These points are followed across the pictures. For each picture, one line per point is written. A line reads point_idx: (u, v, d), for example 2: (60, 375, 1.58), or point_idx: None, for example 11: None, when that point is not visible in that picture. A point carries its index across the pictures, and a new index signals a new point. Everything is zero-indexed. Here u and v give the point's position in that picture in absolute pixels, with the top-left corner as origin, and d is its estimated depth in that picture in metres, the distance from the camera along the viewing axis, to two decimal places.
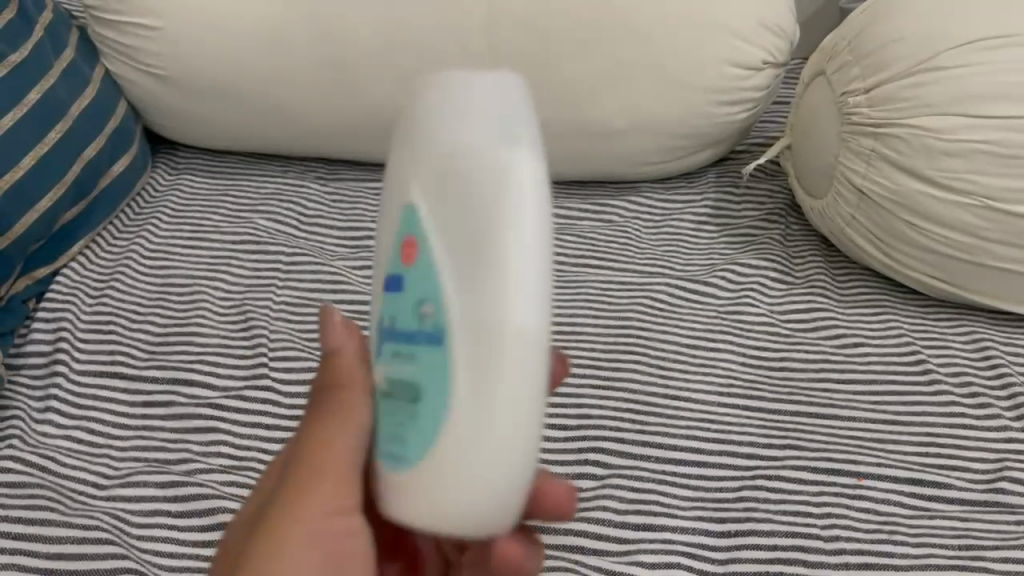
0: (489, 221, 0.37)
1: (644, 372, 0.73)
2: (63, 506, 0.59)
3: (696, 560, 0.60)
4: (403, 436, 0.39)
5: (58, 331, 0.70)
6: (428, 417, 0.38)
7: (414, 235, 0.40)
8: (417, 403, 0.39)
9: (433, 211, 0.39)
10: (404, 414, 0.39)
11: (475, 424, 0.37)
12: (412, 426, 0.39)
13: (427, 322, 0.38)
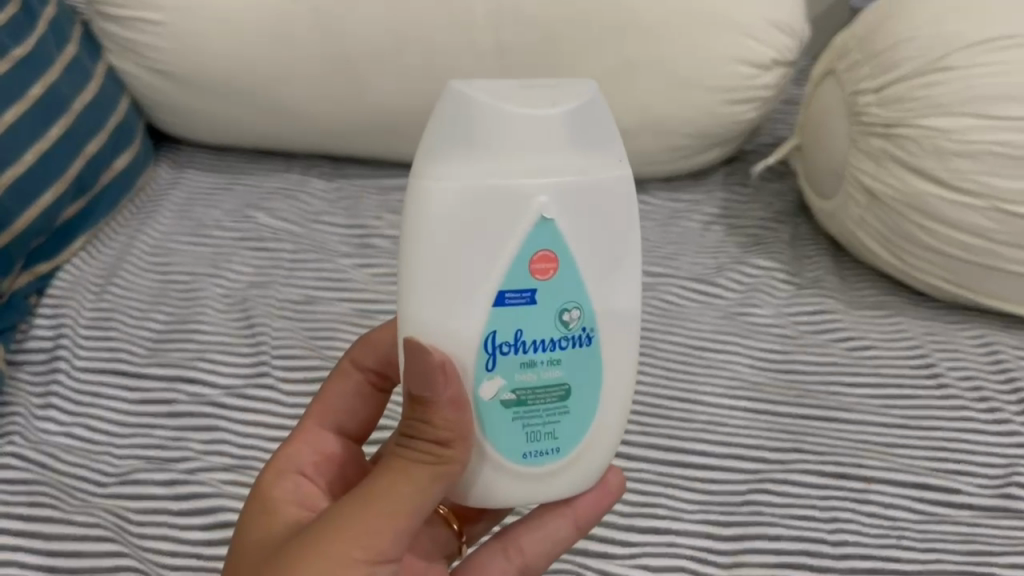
0: (626, 240, 0.43)
1: (649, 374, 0.72)
2: (64, 503, 0.57)
3: (703, 564, 0.59)
4: (550, 433, 0.43)
5: (59, 328, 0.70)
6: (571, 412, 0.43)
7: (549, 249, 0.41)
8: (568, 398, 0.43)
9: (580, 224, 0.41)
10: (550, 410, 0.42)
11: (622, 403, 0.44)
12: (562, 420, 0.43)
13: (572, 328, 0.42)
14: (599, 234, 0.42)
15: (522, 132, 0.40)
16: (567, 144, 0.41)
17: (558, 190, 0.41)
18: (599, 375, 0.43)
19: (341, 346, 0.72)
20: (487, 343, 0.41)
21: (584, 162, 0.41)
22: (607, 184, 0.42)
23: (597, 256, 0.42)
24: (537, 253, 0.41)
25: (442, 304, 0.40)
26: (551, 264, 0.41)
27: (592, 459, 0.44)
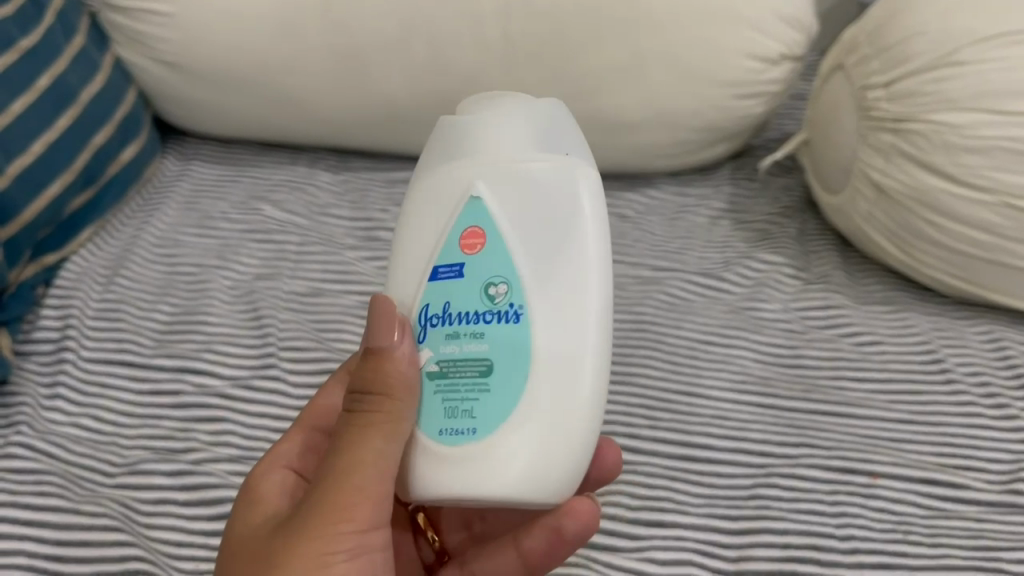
0: (569, 233, 0.47)
1: (657, 368, 0.72)
2: (72, 494, 0.57)
3: (710, 557, 0.59)
4: (465, 411, 0.45)
5: (67, 318, 0.70)
6: (492, 392, 0.45)
7: (477, 225, 0.48)
8: (489, 375, 0.45)
9: (510, 213, 0.47)
10: (468, 387, 0.45)
11: (557, 394, 0.45)
12: (479, 398, 0.45)
13: (499, 303, 0.46)
14: (540, 234, 0.47)
15: (484, 137, 0.49)
16: (519, 146, 0.49)
17: (498, 183, 0.48)
18: (525, 358, 0.45)
19: (348, 338, 0.72)
20: (423, 312, 0.48)
21: (533, 161, 0.48)
22: (552, 184, 0.48)
23: (531, 245, 0.47)
24: (469, 229, 0.48)
25: (399, 271, 0.49)
26: (479, 239, 0.48)
27: (525, 448, 0.44)
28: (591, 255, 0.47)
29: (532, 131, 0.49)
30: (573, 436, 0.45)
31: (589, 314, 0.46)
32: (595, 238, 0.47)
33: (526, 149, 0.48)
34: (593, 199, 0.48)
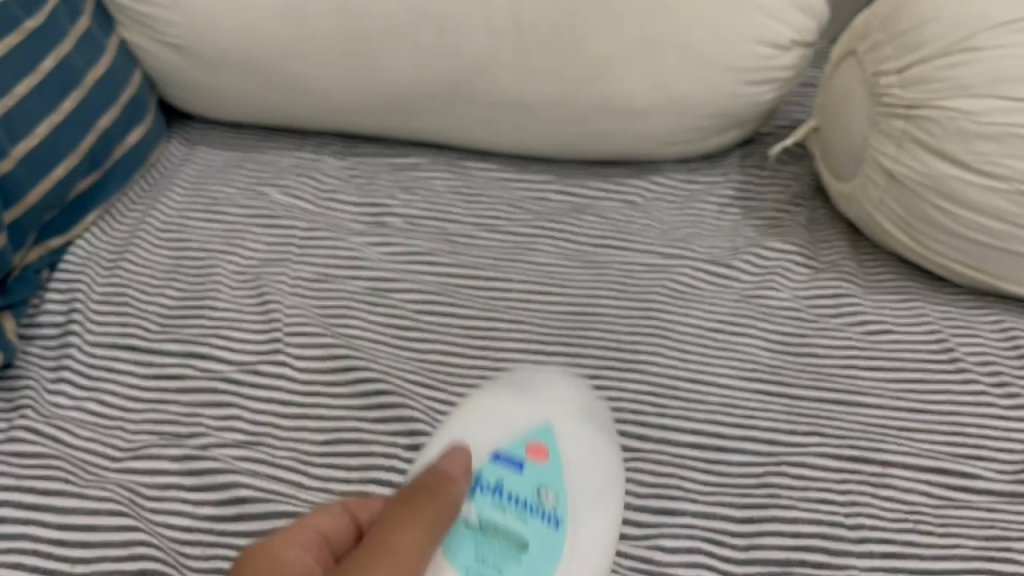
0: (609, 483, 0.54)
1: (665, 354, 0.71)
2: (77, 478, 0.57)
3: (718, 546, 0.59)
4: (494, 566, 0.49)
5: (72, 303, 0.69)
6: (523, 562, 0.50)
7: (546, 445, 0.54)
8: (523, 552, 0.50)
9: (569, 433, 0.55)
10: (502, 551, 0.50)
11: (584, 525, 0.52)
12: (511, 560, 0.49)
13: (545, 505, 0.52)
14: (587, 474, 0.54)
15: (554, 378, 0.58)
16: (591, 404, 0.57)
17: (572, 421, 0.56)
18: (554, 546, 0.50)
19: (354, 324, 0.71)
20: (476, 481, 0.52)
21: (591, 406, 0.57)
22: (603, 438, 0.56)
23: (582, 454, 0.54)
24: (538, 443, 0.54)
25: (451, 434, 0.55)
26: (545, 454, 0.54)
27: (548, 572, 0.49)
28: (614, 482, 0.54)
29: (597, 401, 0.58)
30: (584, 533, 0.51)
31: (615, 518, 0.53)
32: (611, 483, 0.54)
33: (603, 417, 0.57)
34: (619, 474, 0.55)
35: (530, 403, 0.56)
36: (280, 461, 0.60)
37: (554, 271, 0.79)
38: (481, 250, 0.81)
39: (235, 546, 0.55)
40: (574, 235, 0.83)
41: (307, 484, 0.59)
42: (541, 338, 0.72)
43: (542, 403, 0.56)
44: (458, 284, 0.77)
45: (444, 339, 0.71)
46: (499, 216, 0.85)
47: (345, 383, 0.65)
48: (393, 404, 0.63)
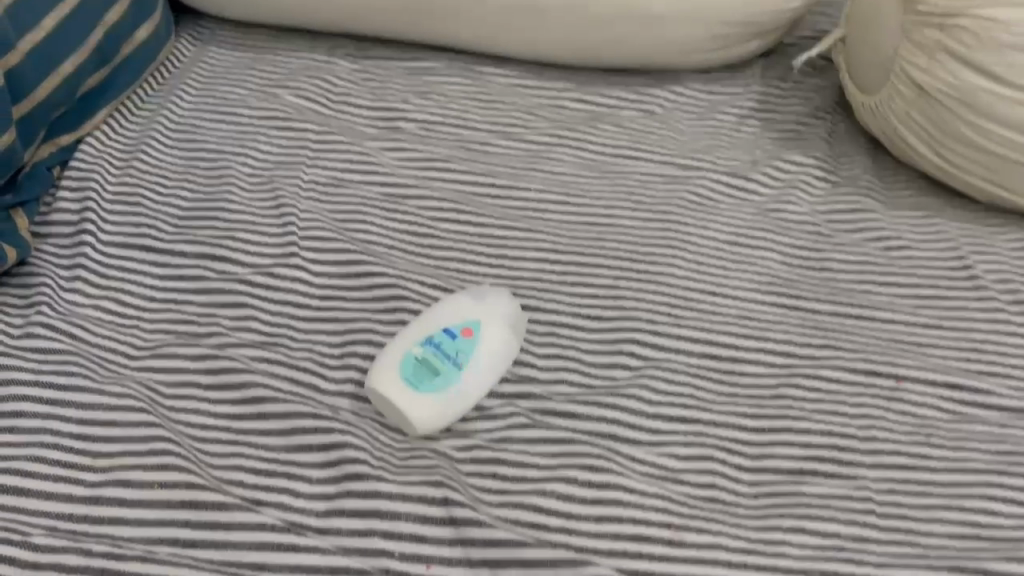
0: (489, 358, 0.58)
1: (682, 267, 0.71)
2: (96, 375, 0.57)
3: (731, 454, 0.58)
4: (427, 378, 0.56)
5: (84, 202, 0.68)
6: (431, 382, 0.56)
7: (469, 332, 0.59)
8: (432, 378, 0.56)
9: (493, 340, 0.59)
10: (419, 376, 0.57)
11: (486, 369, 0.58)
12: (427, 382, 0.56)
13: (453, 350, 0.57)
14: (496, 344, 0.59)
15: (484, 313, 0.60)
16: (509, 315, 0.61)
17: (509, 326, 0.60)
18: (436, 386, 0.56)
19: (370, 232, 0.70)
20: (417, 354, 0.57)
21: (507, 318, 0.61)
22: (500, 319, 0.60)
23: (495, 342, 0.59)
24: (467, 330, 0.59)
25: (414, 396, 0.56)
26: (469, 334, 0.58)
27: (441, 405, 0.56)
28: (501, 340, 0.59)
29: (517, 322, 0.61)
30: (475, 382, 0.57)
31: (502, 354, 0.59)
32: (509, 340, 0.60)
33: (509, 319, 0.61)
34: (499, 326, 0.60)
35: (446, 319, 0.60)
36: (296, 362, 0.60)
37: (570, 181, 0.78)
38: (497, 158, 0.79)
39: (257, 444, 0.55)
40: (592, 144, 0.82)
41: (322, 387, 0.59)
42: (557, 248, 0.71)
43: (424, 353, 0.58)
44: (473, 191, 0.76)
45: (459, 246, 0.70)
46: (516, 123, 0.83)
47: (361, 289, 0.65)
48: (409, 311, 0.63)
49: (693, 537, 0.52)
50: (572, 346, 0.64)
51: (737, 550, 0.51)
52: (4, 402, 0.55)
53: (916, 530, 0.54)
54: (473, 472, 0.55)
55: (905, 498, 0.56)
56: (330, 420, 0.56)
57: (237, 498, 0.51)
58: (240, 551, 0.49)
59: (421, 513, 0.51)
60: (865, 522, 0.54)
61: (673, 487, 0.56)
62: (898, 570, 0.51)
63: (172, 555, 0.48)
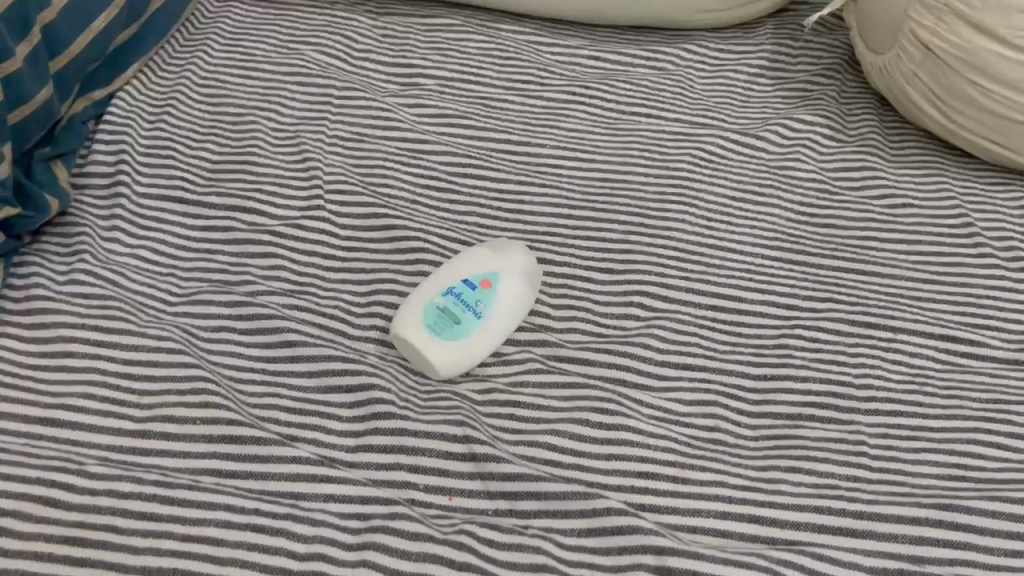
0: (508, 307, 0.62)
1: (690, 223, 0.73)
2: (137, 319, 0.60)
3: (734, 399, 0.62)
4: (448, 326, 0.60)
5: (118, 154, 0.71)
6: (453, 329, 0.60)
7: (488, 283, 0.62)
8: (454, 325, 0.60)
9: (511, 291, 0.62)
10: (442, 324, 0.60)
11: (504, 317, 0.61)
12: (449, 330, 0.60)
13: (473, 299, 0.61)
14: (514, 295, 0.62)
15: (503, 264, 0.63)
16: (526, 268, 0.64)
17: (526, 278, 0.63)
18: (457, 333, 0.60)
19: (392, 186, 0.73)
20: (439, 303, 0.61)
21: (524, 270, 0.64)
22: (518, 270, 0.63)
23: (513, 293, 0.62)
24: (486, 281, 0.62)
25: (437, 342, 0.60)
26: (488, 284, 0.62)
27: (462, 352, 0.59)
28: (519, 291, 0.63)
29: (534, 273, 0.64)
30: (493, 330, 0.61)
31: (519, 303, 0.62)
32: (526, 290, 0.63)
33: (527, 271, 0.64)
34: (517, 277, 0.63)
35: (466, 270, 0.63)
36: (324, 310, 0.63)
37: (583, 138, 0.80)
38: (513, 115, 0.82)
39: (290, 385, 0.58)
40: (606, 101, 0.84)
41: (349, 333, 0.62)
42: (570, 203, 0.74)
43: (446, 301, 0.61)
44: (490, 147, 0.78)
45: (476, 201, 0.73)
46: (532, 80, 0.85)
47: (384, 241, 0.68)
48: (430, 262, 0.66)
49: (697, 475, 0.56)
50: (585, 297, 0.67)
51: (737, 486, 0.55)
52: (53, 343, 0.58)
53: (905, 472, 0.58)
54: (492, 413, 0.59)
55: (896, 442, 0.60)
56: (357, 363, 0.59)
57: (273, 434, 0.55)
58: (277, 481, 0.53)
59: (443, 450, 0.55)
60: (858, 463, 0.58)
61: (679, 429, 0.59)
62: (888, 506, 0.55)
63: (215, 484, 0.52)
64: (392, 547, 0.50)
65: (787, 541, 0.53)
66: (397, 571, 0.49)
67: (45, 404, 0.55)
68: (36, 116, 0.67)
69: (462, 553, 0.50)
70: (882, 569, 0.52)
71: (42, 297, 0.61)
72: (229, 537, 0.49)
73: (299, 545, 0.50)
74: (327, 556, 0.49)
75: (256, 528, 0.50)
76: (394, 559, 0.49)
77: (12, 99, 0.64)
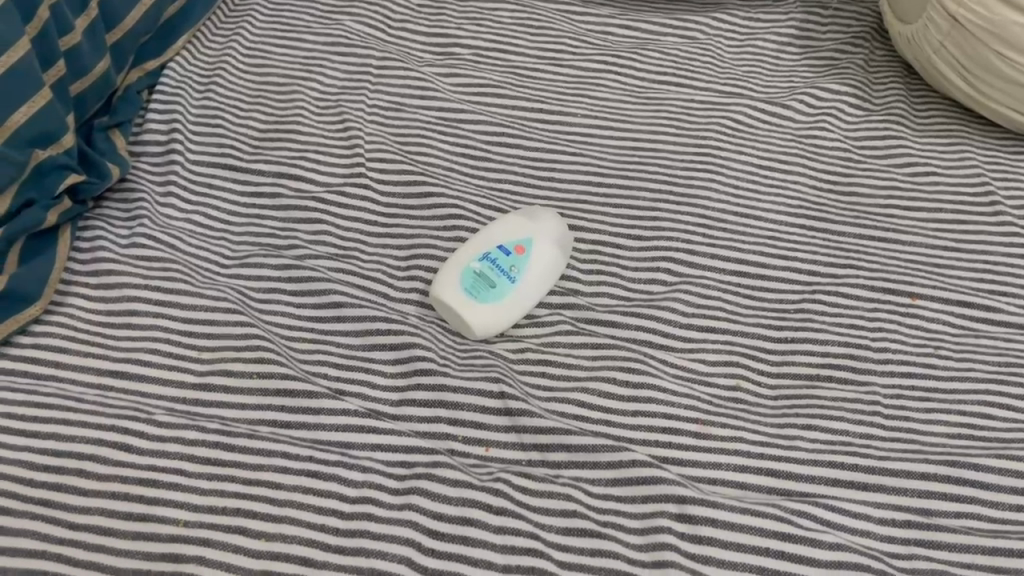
0: (541, 272, 0.65)
1: (716, 190, 0.76)
2: (195, 280, 0.65)
3: (755, 360, 0.65)
4: (485, 290, 0.63)
5: (171, 123, 0.75)
6: (490, 293, 0.63)
7: (521, 249, 0.65)
8: (490, 289, 0.63)
9: (544, 256, 0.65)
10: (479, 288, 0.63)
11: (538, 282, 0.65)
12: (485, 293, 0.63)
13: (508, 264, 0.64)
14: (547, 260, 0.66)
15: (536, 230, 0.67)
16: (557, 235, 0.67)
17: (557, 244, 0.67)
18: (494, 296, 0.63)
19: (429, 154, 0.77)
20: (476, 268, 0.64)
21: (556, 237, 0.67)
22: (549, 237, 0.67)
23: (545, 258, 0.66)
24: (520, 247, 0.65)
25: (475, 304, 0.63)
26: (522, 250, 0.65)
27: (500, 314, 0.63)
28: (551, 257, 0.66)
29: (564, 240, 0.68)
30: (528, 294, 0.64)
31: (551, 268, 0.66)
32: (557, 256, 0.66)
33: (558, 238, 0.67)
34: (549, 244, 0.66)
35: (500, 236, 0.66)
36: (368, 273, 0.67)
37: (614, 106, 0.83)
38: (546, 83, 0.84)
39: (337, 343, 0.62)
40: (636, 69, 0.86)
41: (391, 295, 0.66)
42: (600, 171, 0.77)
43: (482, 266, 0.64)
44: (524, 116, 0.81)
45: (510, 168, 0.76)
46: (564, 49, 0.88)
47: (423, 207, 0.72)
48: (466, 228, 0.70)
49: (718, 431, 0.59)
50: (614, 262, 0.71)
51: (756, 442, 0.59)
52: (119, 303, 0.63)
53: (917, 430, 0.61)
54: (525, 371, 0.62)
55: (910, 402, 0.63)
56: (400, 323, 0.63)
57: (323, 388, 0.59)
58: (328, 431, 0.57)
59: (481, 404, 0.59)
60: (871, 422, 0.61)
61: (701, 387, 0.63)
62: (898, 462, 0.58)
63: (272, 433, 0.57)
64: (434, 492, 0.54)
65: (802, 493, 0.57)
66: (440, 514, 0.53)
67: (114, 358, 0.60)
68: (96, 86, 0.70)
69: (499, 499, 0.54)
70: (890, 520, 0.56)
71: (107, 260, 0.65)
72: (286, 481, 0.54)
73: (350, 489, 0.54)
74: (375, 500, 0.54)
75: (310, 473, 0.55)
76: (436, 504, 0.54)
77: (73, 72, 0.68)
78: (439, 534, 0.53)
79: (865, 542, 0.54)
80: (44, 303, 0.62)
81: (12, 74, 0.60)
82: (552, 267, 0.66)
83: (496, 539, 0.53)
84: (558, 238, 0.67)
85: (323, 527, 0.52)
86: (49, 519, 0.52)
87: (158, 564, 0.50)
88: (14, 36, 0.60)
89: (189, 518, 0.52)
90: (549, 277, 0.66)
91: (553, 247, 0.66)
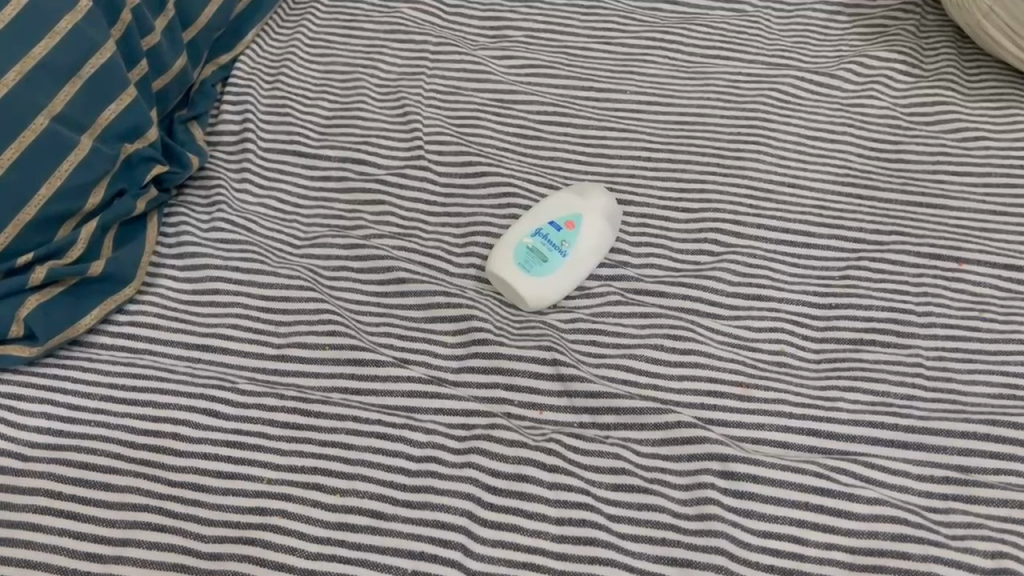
0: (591, 245, 0.69)
1: (763, 161, 0.78)
2: (270, 260, 0.70)
3: (799, 326, 0.67)
4: (537, 264, 0.67)
5: (244, 113, 0.81)
6: (542, 265, 0.67)
7: (572, 224, 0.69)
8: (542, 262, 0.67)
9: (593, 230, 0.69)
10: (531, 261, 0.67)
11: (588, 256, 0.68)
12: (537, 266, 0.67)
13: (558, 239, 0.68)
14: (596, 235, 0.69)
15: (587, 204, 0.70)
16: (607, 210, 0.71)
17: (606, 219, 0.70)
18: (545, 268, 0.67)
19: (484, 135, 0.80)
20: (529, 243, 0.68)
21: (606, 212, 0.70)
22: (599, 211, 0.70)
23: (595, 231, 0.69)
24: (570, 222, 0.69)
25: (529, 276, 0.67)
26: (571, 225, 0.69)
27: (553, 287, 0.67)
28: (601, 232, 0.69)
29: (613, 214, 0.71)
30: (578, 268, 0.68)
31: (601, 242, 0.69)
32: (607, 230, 0.70)
33: (608, 212, 0.71)
34: (598, 220, 0.70)
35: (553, 211, 0.70)
36: (428, 250, 0.72)
37: (662, 82, 0.85)
38: (596, 62, 0.87)
39: (401, 316, 0.67)
40: (684, 45, 0.88)
41: (450, 270, 0.70)
42: (649, 147, 0.80)
43: (533, 240, 0.68)
44: (574, 95, 0.84)
45: (562, 146, 0.80)
46: (613, 27, 0.90)
47: (479, 186, 0.76)
48: (520, 205, 0.74)
49: (761, 394, 0.62)
50: (662, 234, 0.74)
51: (798, 403, 0.61)
52: (203, 283, 0.69)
53: (959, 390, 0.63)
54: (577, 339, 0.66)
55: (953, 363, 0.64)
56: (458, 297, 0.68)
57: (389, 357, 0.64)
58: (395, 397, 0.62)
59: (535, 371, 0.63)
60: (914, 383, 0.63)
61: (746, 352, 0.66)
62: (939, 422, 0.60)
63: (343, 400, 0.62)
64: (493, 452, 0.59)
65: (842, 452, 0.59)
66: (498, 472, 0.58)
67: (201, 333, 0.66)
68: (175, 81, 0.76)
69: (552, 457, 0.59)
70: (929, 477, 0.58)
71: (190, 243, 0.71)
72: (357, 442, 0.59)
73: (415, 449, 0.59)
74: (439, 459, 0.59)
75: (380, 436, 0.60)
76: (494, 462, 0.58)
77: (154, 70, 0.73)
78: (498, 489, 0.57)
79: (902, 497, 0.57)
80: (136, 284, 0.68)
81: (101, 74, 0.65)
82: (602, 240, 0.69)
83: (550, 495, 0.57)
84: (607, 212, 0.71)
85: (391, 484, 0.57)
86: (149, 477, 0.57)
87: (246, 516, 0.56)
88: (101, 38, 0.65)
89: (273, 475, 0.58)
90: (599, 251, 0.69)
91: (602, 222, 0.70)
